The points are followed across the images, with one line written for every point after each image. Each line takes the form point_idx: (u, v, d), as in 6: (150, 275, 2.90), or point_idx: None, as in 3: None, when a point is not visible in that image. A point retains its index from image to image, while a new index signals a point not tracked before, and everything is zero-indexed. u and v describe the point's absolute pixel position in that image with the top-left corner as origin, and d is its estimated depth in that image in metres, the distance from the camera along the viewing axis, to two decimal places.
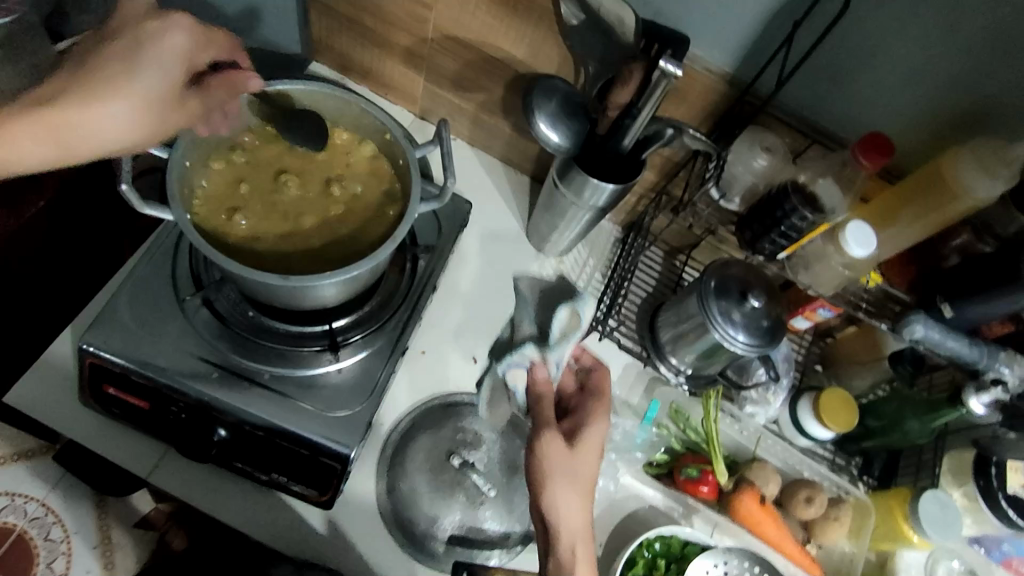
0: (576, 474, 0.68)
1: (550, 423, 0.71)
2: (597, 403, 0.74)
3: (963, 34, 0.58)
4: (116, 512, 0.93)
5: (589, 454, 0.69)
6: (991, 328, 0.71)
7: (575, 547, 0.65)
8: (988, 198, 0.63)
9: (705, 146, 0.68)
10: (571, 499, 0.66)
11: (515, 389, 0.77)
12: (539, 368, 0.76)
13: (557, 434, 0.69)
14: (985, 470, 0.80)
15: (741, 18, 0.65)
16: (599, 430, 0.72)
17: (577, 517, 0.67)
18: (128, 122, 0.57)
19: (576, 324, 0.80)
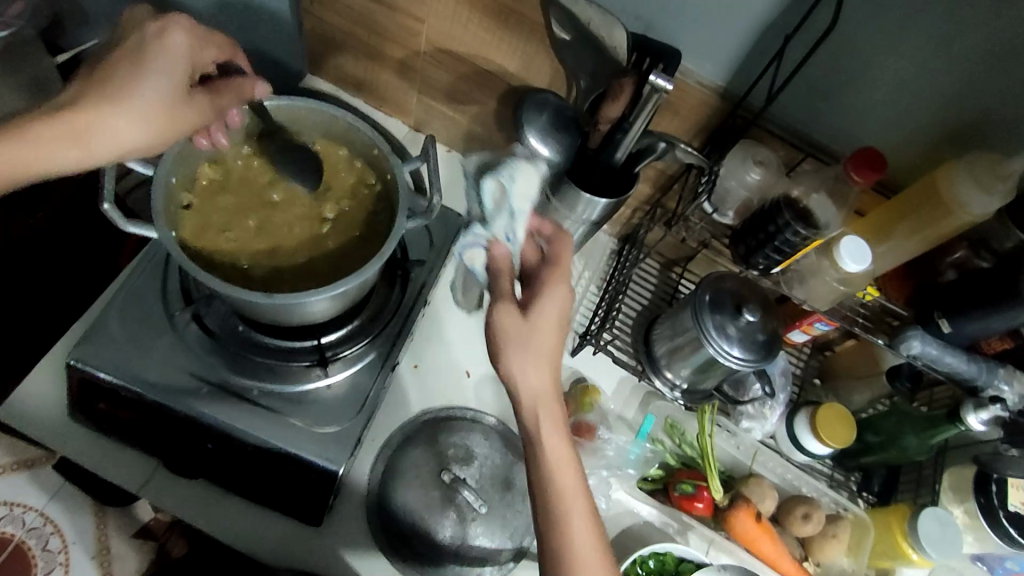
0: (531, 346, 0.61)
1: (507, 297, 0.63)
2: (551, 272, 0.65)
3: (957, 49, 0.57)
4: (115, 521, 0.96)
5: (546, 324, 0.62)
6: (990, 344, 0.70)
7: (545, 427, 0.60)
8: (984, 214, 0.63)
9: (698, 160, 0.68)
10: (536, 372, 0.61)
11: (476, 269, 0.73)
12: (497, 245, 0.69)
13: (509, 304, 0.62)
14: (985, 488, 0.77)
15: (732, 32, 0.65)
16: (561, 294, 0.63)
17: (545, 393, 0.61)
18: (140, 124, 0.62)
19: (505, 196, 0.72)
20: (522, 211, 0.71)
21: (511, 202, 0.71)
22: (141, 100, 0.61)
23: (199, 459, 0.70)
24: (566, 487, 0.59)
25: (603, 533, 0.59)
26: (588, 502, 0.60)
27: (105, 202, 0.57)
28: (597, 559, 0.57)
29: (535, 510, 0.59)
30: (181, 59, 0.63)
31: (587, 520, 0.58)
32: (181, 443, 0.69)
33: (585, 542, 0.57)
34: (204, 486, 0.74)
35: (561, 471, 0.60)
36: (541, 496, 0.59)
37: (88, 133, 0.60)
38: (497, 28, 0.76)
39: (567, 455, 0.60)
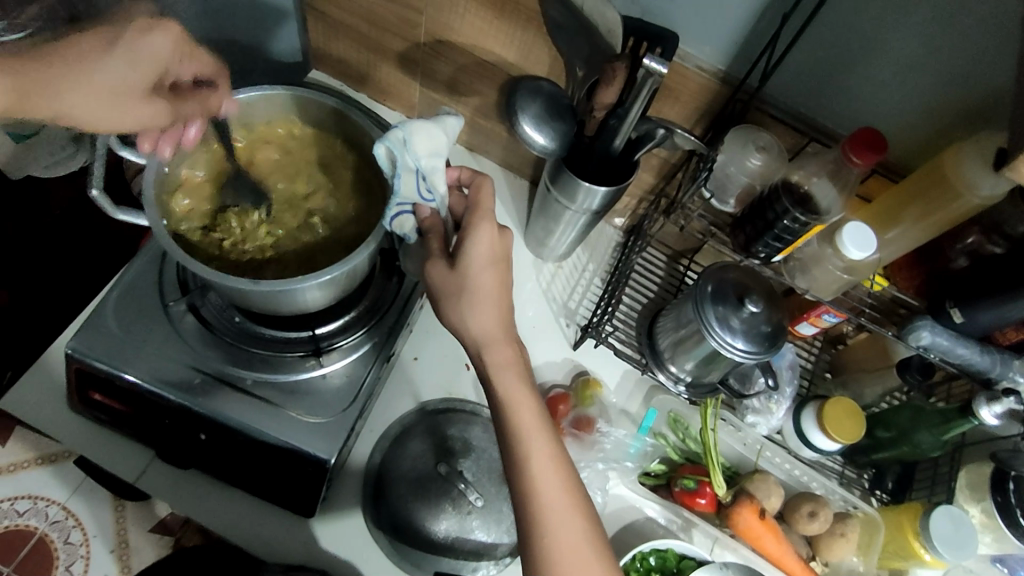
0: (461, 292, 0.61)
1: (439, 252, 0.64)
2: (472, 215, 0.64)
3: (965, 23, 0.54)
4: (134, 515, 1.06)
5: (474, 270, 0.61)
6: (1005, 334, 0.66)
7: (494, 366, 0.61)
8: (995, 196, 0.60)
9: (698, 146, 0.65)
10: (482, 313, 0.61)
11: (406, 235, 0.67)
12: (420, 207, 0.66)
13: (438, 259, 0.63)
14: (1003, 487, 0.72)
15: (730, 13, 0.63)
16: (487, 237, 0.62)
17: (490, 333, 0.61)
18: (96, 104, 0.56)
19: (398, 152, 0.64)
20: (436, 166, 0.66)
21: (415, 161, 0.65)
22: (112, 81, 0.56)
23: (194, 449, 0.71)
24: (523, 423, 0.58)
25: (569, 468, 0.58)
26: (551, 438, 0.59)
27: (93, 188, 0.59)
28: (563, 493, 0.57)
29: (501, 448, 0.60)
30: (160, 59, 0.59)
31: (547, 454, 0.58)
32: (176, 433, 0.70)
33: (548, 477, 0.57)
34: (202, 475, 0.75)
35: (517, 411, 0.59)
36: (503, 434, 0.59)
37: (38, 93, 0.53)
38: (494, 17, 0.76)
39: (518, 397, 0.60)
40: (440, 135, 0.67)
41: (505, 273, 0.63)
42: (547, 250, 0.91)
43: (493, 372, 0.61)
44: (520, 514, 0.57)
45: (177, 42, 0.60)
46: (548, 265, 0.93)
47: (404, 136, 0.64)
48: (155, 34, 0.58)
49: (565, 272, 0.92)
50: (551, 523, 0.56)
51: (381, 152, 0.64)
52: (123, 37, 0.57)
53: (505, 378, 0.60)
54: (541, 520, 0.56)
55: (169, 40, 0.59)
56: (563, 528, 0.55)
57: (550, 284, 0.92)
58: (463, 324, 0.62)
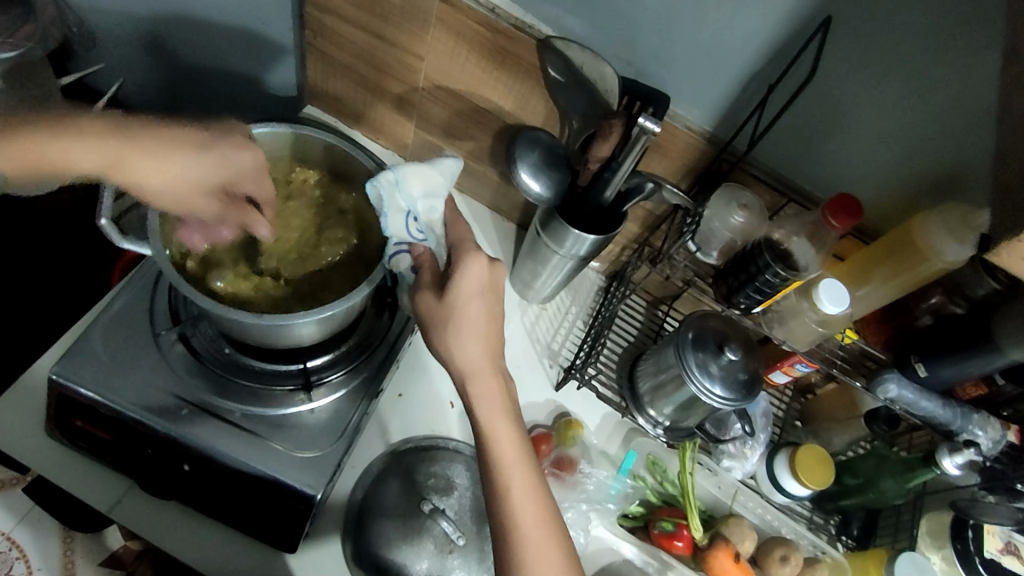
0: (455, 327, 0.62)
1: (431, 283, 0.66)
2: (459, 250, 0.65)
3: (932, 104, 0.59)
4: (82, 548, 0.94)
5: (467, 305, 0.62)
6: (966, 389, 0.71)
7: (478, 400, 0.62)
8: (957, 262, 0.64)
9: (684, 202, 0.69)
10: (473, 350, 0.62)
11: (401, 275, 0.69)
12: (415, 245, 0.69)
13: (428, 291, 0.65)
14: (962, 534, 0.76)
15: (720, 78, 0.67)
16: (479, 270, 0.63)
17: (479, 367, 0.63)
18: (159, 182, 0.60)
19: (390, 194, 0.67)
20: (431, 207, 0.69)
21: (408, 202, 0.67)
22: (184, 173, 0.61)
23: (175, 480, 0.69)
24: (510, 460, 0.60)
25: (553, 507, 0.60)
26: (538, 476, 0.61)
27: (103, 218, 0.61)
28: (544, 529, 0.58)
29: (484, 484, 0.61)
30: (236, 169, 0.64)
31: (529, 489, 0.59)
32: (158, 464, 0.69)
33: (532, 517, 0.58)
34: (180, 506, 0.73)
35: (503, 448, 0.61)
36: (488, 473, 0.60)
37: (119, 163, 0.59)
38: (494, 69, 0.79)
39: (509, 434, 0.61)
40: (432, 177, 0.69)
41: (495, 305, 0.64)
42: (532, 292, 0.92)
43: (482, 408, 0.62)
44: (500, 553, 0.58)
45: (257, 164, 0.65)
46: (533, 306, 0.95)
47: (396, 178, 0.67)
48: (242, 152, 0.64)
49: (549, 313, 0.95)
50: (530, 561, 0.56)
51: (376, 193, 0.67)
52: (210, 144, 0.63)
53: (497, 412, 0.62)
54: (522, 556, 0.57)
55: (253, 160, 0.65)
56: (543, 563, 0.57)
57: (534, 325, 0.93)
58: (453, 360, 0.63)
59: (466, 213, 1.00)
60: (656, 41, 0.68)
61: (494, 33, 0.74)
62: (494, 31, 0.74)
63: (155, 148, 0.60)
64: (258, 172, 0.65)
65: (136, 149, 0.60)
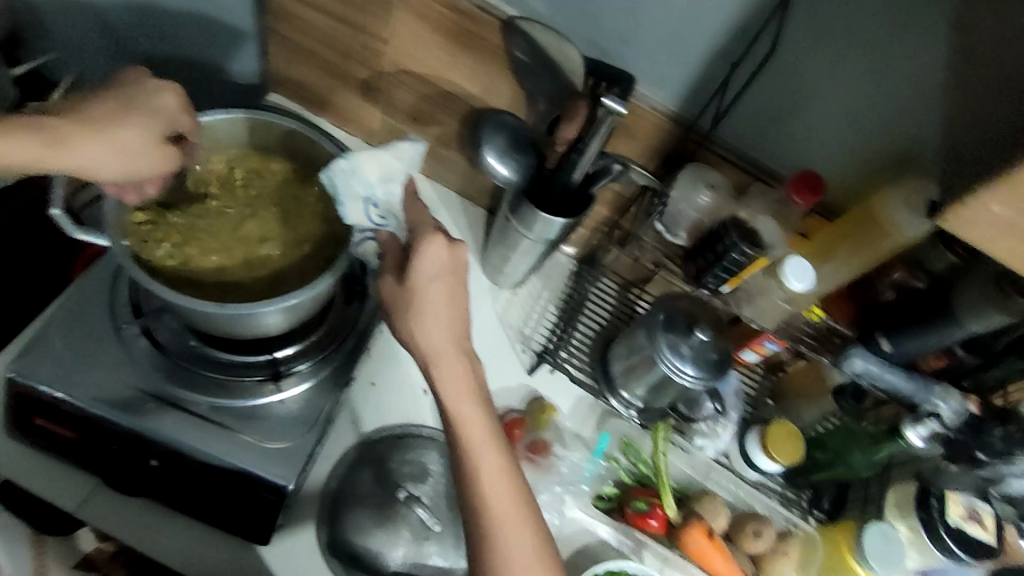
0: (422, 310, 0.62)
1: (395, 267, 0.65)
2: (420, 233, 0.64)
3: (889, 79, 0.60)
4: (55, 553, 0.85)
5: (432, 287, 0.62)
6: (929, 361, 0.72)
7: (443, 383, 0.62)
8: (918, 237, 0.65)
9: (651, 183, 0.69)
10: (440, 335, 0.62)
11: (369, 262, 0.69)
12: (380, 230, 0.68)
13: (391, 275, 0.64)
14: (926, 502, 0.78)
15: (683, 58, 0.67)
16: (437, 250, 0.63)
17: (447, 350, 0.62)
18: (103, 155, 0.60)
19: (346, 182, 0.67)
20: (390, 192, 0.69)
21: (366, 189, 0.68)
22: (124, 136, 0.61)
23: (143, 476, 0.68)
24: (479, 444, 0.60)
25: (524, 488, 0.60)
26: (507, 458, 0.60)
27: (56, 209, 0.60)
28: (515, 511, 0.58)
29: (453, 468, 0.60)
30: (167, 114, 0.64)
31: (499, 471, 0.59)
32: (124, 460, 0.68)
33: (501, 498, 0.58)
34: (149, 502, 0.72)
35: (472, 431, 0.60)
36: (455, 456, 0.60)
37: (58, 142, 0.58)
38: (458, 51, 0.78)
39: (478, 417, 0.61)
40: (383, 161, 0.70)
41: (461, 288, 0.64)
42: (504, 277, 0.92)
43: (447, 391, 0.61)
44: (470, 535, 0.58)
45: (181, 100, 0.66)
46: (504, 292, 0.94)
47: (350, 166, 0.66)
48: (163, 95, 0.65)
49: (520, 298, 0.94)
50: (502, 543, 0.57)
51: (331, 184, 0.67)
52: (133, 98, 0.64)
53: (463, 395, 0.62)
54: (491, 538, 0.57)
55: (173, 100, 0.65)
56: (515, 544, 0.57)
57: (507, 310, 0.93)
58: (418, 344, 0.62)
59: (436, 200, 0.99)
60: (619, 21, 0.67)
61: (458, 15, 0.74)
62: (458, 13, 0.73)
63: (101, 128, 0.61)
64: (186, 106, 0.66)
65: (71, 126, 0.60)
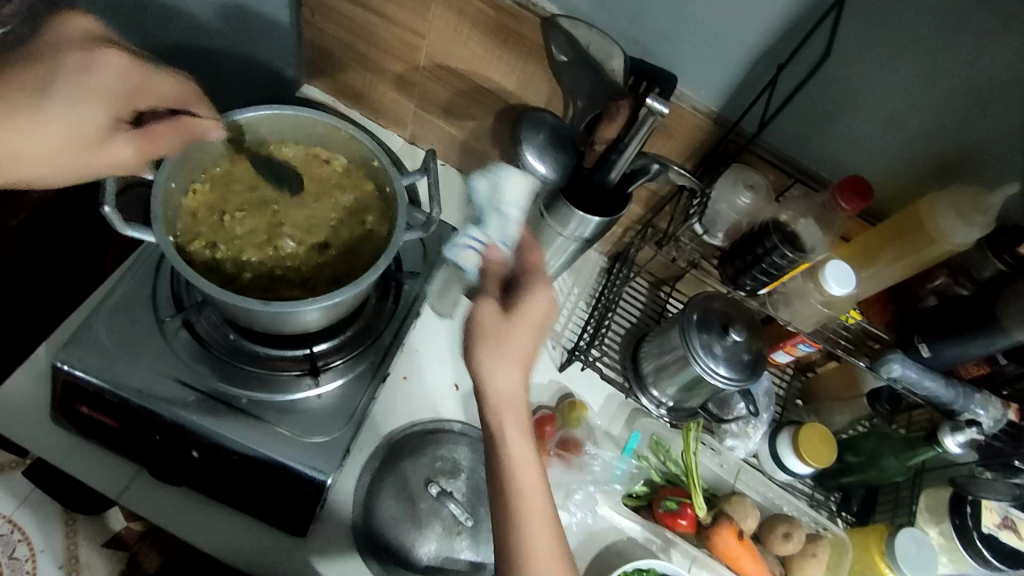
0: (509, 349, 0.61)
1: (493, 295, 0.65)
2: (532, 274, 0.65)
3: (943, 84, 0.59)
4: (86, 530, 0.84)
5: (525, 326, 0.62)
6: (968, 368, 0.72)
7: (510, 427, 0.61)
8: (964, 245, 0.64)
9: (690, 183, 0.68)
10: (505, 374, 0.61)
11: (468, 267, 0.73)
12: (491, 250, 0.71)
13: (490, 302, 0.63)
14: (961, 510, 0.79)
15: (727, 61, 0.67)
16: (544, 301, 0.63)
17: (516, 395, 0.62)
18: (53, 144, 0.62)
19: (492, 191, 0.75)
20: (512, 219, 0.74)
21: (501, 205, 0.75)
22: (61, 119, 0.62)
23: (185, 466, 0.69)
24: (527, 489, 0.58)
25: (564, 544, 0.59)
26: (552, 510, 0.59)
27: (106, 205, 0.57)
28: (555, 568, 0.57)
29: (494, 509, 0.59)
30: (106, 91, 0.64)
31: (548, 523, 0.58)
32: (167, 450, 0.69)
33: (544, 553, 0.57)
34: (190, 491, 0.73)
35: (525, 475, 0.59)
36: (499, 499, 0.59)
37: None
38: (496, 47, 0.77)
39: (532, 464, 0.60)
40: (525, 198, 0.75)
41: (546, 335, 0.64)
42: None
43: (509, 432, 0.60)
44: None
45: (123, 68, 0.64)
46: None
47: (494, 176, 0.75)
48: (98, 64, 0.63)
49: None
50: None
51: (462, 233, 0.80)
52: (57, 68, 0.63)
53: (524, 442, 0.61)
54: None
55: (111, 69, 0.64)
56: None
57: None
58: (489, 381, 0.61)
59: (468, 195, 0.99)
60: (663, 20, 0.66)
61: (498, 11, 0.73)
62: (498, 9, 0.72)
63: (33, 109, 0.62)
64: (127, 76, 0.65)
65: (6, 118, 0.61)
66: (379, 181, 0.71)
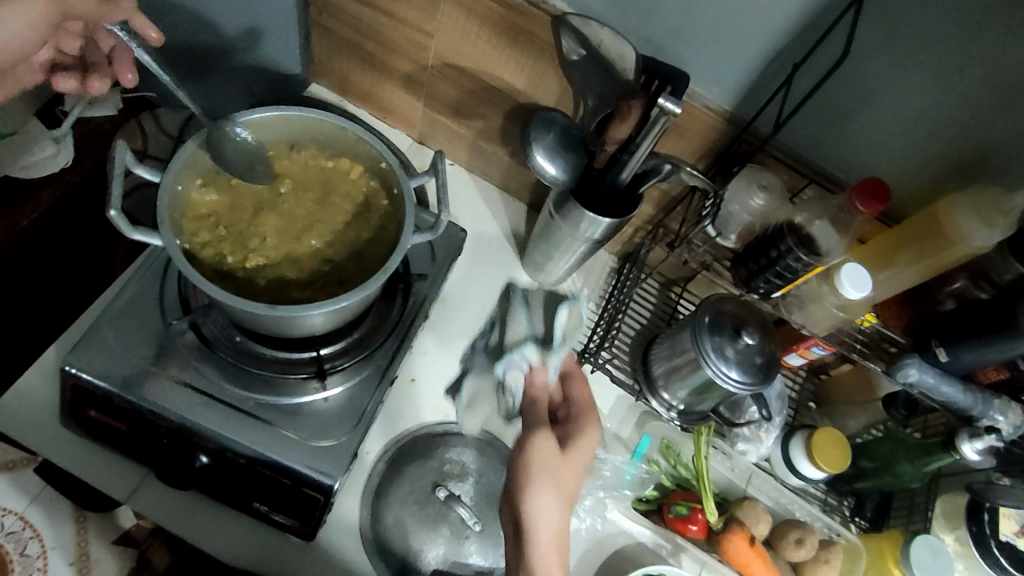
0: (556, 478, 0.69)
1: (542, 425, 0.74)
2: (585, 411, 0.77)
3: (964, 83, 0.57)
4: (96, 527, 0.82)
5: (573, 460, 0.72)
6: (986, 373, 0.70)
7: (546, 552, 0.66)
8: (985, 247, 0.63)
9: (703, 184, 0.67)
10: (543, 504, 0.67)
11: (514, 388, 0.81)
12: (537, 372, 0.80)
13: (546, 436, 0.72)
14: (978, 517, 0.78)
15: (740, 59, 0.65)
16: (592, 438, 0.75)
17: (557, 528, 0.68)
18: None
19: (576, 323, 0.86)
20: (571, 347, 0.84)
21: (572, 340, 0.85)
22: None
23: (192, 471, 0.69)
24: None
25: None
26: None
27: (111, 208, 0.56)
28: None
29: None
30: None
31: None
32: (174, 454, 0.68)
33: None
34: (198, 494, 0.73)
35: None
36: None
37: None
38: (505, 46, 0.76)
39: None
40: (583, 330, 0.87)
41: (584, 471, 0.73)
42: (544, 274, 0.90)
43: (542, 557, 0.66)
44: None
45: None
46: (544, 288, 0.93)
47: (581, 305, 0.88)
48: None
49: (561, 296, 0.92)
50: None
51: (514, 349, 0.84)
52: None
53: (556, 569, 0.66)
54: None
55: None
56: None
57: None
58: (533, 511, 0.67)
59: (477, 194, 0.98)
60: (676, 18, 0.65)
61: (507, 10, 0.72)
62: (507, 7, 0.71)
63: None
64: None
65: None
66: (388, 182, 0.71)
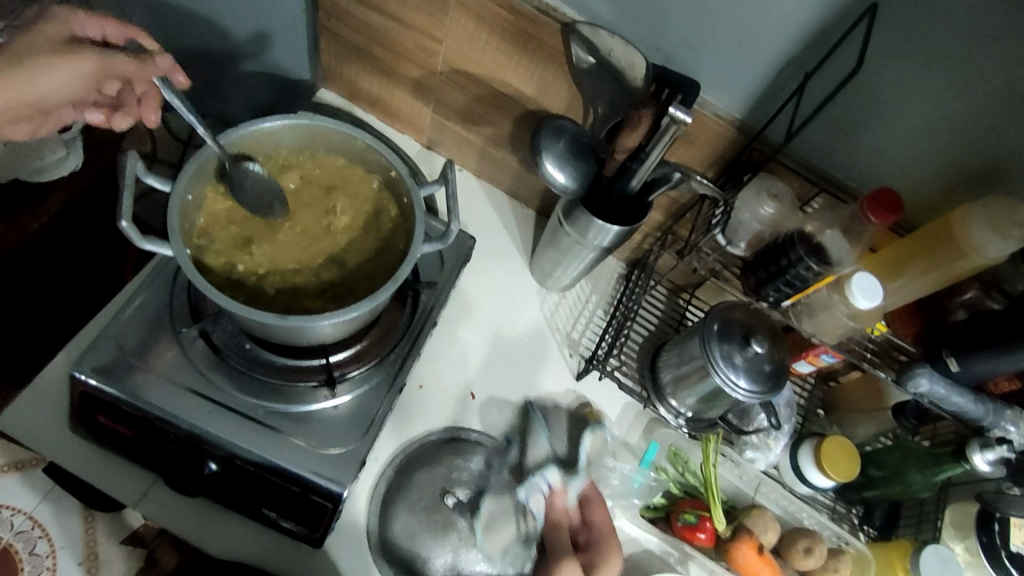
0: None
1: (568, 552, 0.72)
2: (606, 540, 0.75)
3: (977, 92, 0.57)
4: (105, 527, 0.86)
5: None
6: (998, 383, 0.70)
7: None
8: (998, 259, 0.62)
9: (712, 192, 0.67)
10: None
11: (535, 513, 0.76)
12: (557, 496, 0.77)
13: (572, 562, 0.71)
14: (989, 527, 0.76)
15: (751, 68, 0.65)
16: (614, 565, 0.73)
17: None
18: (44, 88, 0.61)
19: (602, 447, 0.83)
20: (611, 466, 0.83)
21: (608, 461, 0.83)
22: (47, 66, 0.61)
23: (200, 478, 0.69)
24: None
25: None
26: None
27: (123, 218, 0.56)
28: None
29: None
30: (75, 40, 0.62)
31: None
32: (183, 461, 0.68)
33: None
34: (205, 501, 0.73)
35: None
36: None
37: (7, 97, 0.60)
38: (515, 53, 0.76)
39: None
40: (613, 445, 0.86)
41: None
42: (552, 281, 0.91)
43: None
44: None
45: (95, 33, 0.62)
46: (553, 295, 0.93)
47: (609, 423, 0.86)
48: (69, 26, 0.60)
49: (568, 303, 0.93)
50: None
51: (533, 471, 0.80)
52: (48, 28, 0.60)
53: None
54: None
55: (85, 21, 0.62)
56: None
57: (555, 315, 0.92)
58: None
59: (485, 200, 0.98)
60: (687, 25, 0.65)
61: (517, 17, 0.71)
62: (517, 14, 0.71)
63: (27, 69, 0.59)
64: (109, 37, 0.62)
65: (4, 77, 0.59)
66: (397, 190, 0.71)
